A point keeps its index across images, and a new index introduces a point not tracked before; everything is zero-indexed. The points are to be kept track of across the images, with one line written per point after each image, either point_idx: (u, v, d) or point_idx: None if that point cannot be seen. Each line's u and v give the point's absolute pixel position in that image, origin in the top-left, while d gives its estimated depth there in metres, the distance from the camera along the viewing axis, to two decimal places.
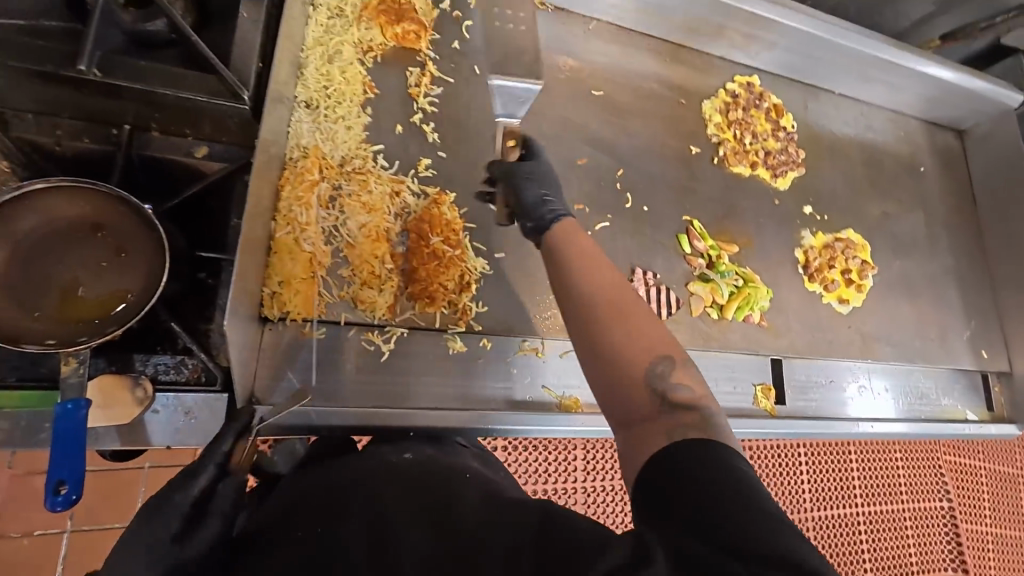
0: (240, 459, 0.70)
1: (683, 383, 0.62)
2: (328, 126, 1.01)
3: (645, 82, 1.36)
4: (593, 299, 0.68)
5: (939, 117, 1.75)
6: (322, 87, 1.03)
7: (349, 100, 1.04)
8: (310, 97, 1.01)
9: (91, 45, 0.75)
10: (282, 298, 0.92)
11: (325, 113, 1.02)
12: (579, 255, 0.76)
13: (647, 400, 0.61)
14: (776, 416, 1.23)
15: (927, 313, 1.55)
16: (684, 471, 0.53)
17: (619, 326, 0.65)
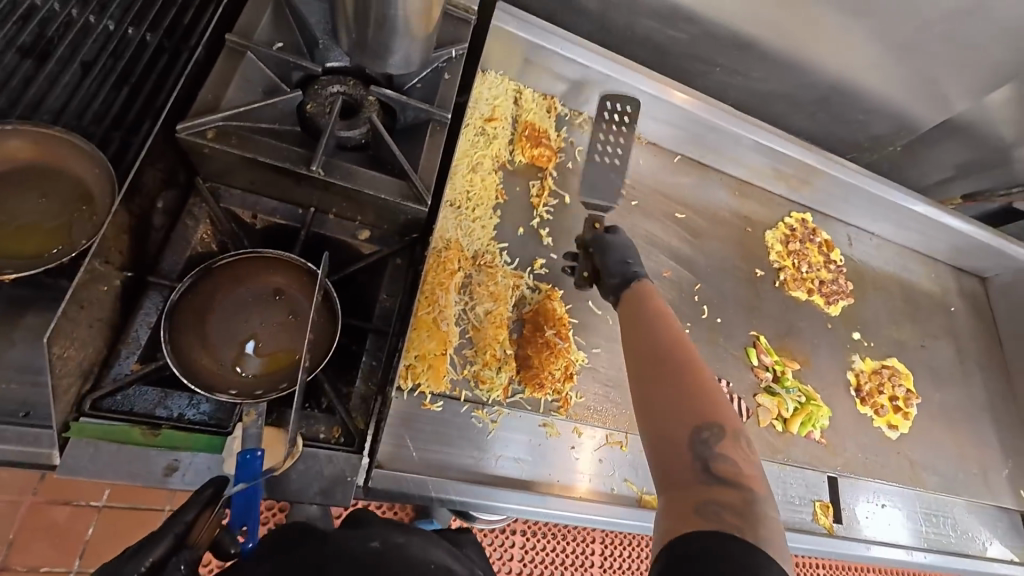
0: (202, 531, 0.74)
1: (726, 454, 0.72)
2: (467, 223, 1.18)
3: (718, 210, 1.56)
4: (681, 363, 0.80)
5: (965, 263, 1.95)
6: (466, 190, 1.21)
7: (485, 204, 1.22)
8: (455, 197, 1.19)
9: (321, 151, 0.92)
10: (416, 370, 1.02)
11: (466, 211, 1.19)
12: (653, 317, 0.91)
13: (693, 467, 0.72)
14: (835, 535, 1.28)
15: (967, 446, 1.63)
16: (712, 562, 0.60)
17: (684, 387, 0.78)
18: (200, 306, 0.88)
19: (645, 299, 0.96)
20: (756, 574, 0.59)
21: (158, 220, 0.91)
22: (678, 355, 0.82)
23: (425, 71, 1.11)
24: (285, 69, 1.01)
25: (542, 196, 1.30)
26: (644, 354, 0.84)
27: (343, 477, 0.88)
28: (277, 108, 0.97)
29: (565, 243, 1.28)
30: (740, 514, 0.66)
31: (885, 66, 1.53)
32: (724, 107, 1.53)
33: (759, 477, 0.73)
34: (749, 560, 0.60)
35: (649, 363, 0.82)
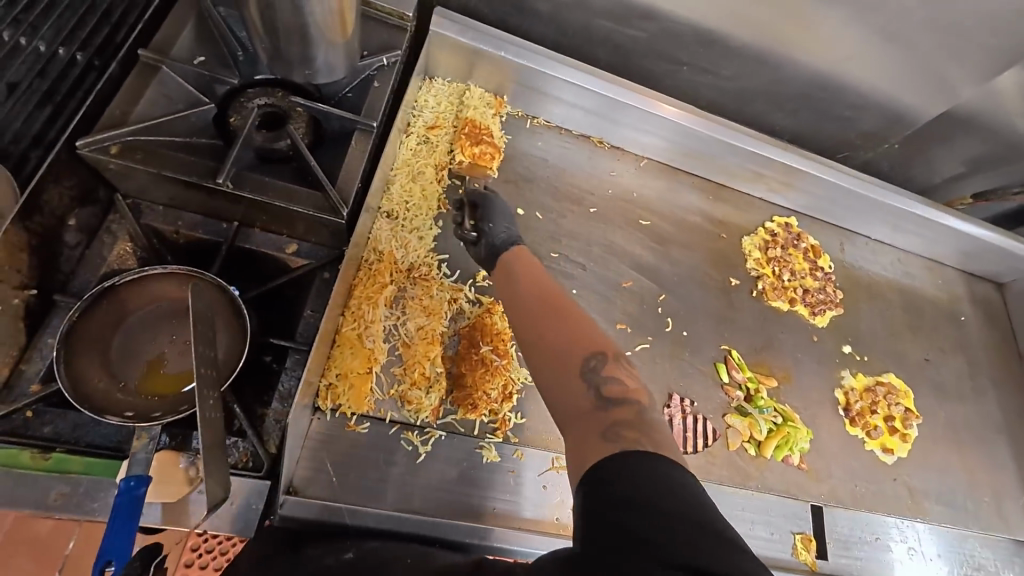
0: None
1: (610, 375, 0.72)
2: (402, 234, 1.13)
3: (688, 216, 1.47)
4: (536, 308, 0.83)
5: (976, 269, 1.79)
6: (404, 201, 1.17)
7: (425, 214, 1.17)
8: (392, 208, 1.15)
9: (230, 163, 0.90)
10: (336, 390, 0.97)
11: (403, 223, 1.15)
12: (523, 270, 0.96)
13: (583, 395, 0.70)
14: (817, 573, 1.14)
15: (980, 471, 1.47)
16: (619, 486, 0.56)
17: (561, 323, 0.80)
18: (102, 325, 0.85)
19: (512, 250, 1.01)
20: (668, 480, 0.56)
21: (69, 237, 0.90)
22: (540, 298, 0.85)
23: (355, 79, 1.08)
24: (206, 82, 0.98)
25: None
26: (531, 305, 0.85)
27: (246, 505, 0.85)
28: (193, 121, 0.95)
29: None
30: (638, 423, 0.66)
31: (869, 57, 1.42)
32: (693, 108, 1.44)
33: (645, 391, 0.74)
34: (656, 470, 0.57)
35: (522, 319, 0.83)
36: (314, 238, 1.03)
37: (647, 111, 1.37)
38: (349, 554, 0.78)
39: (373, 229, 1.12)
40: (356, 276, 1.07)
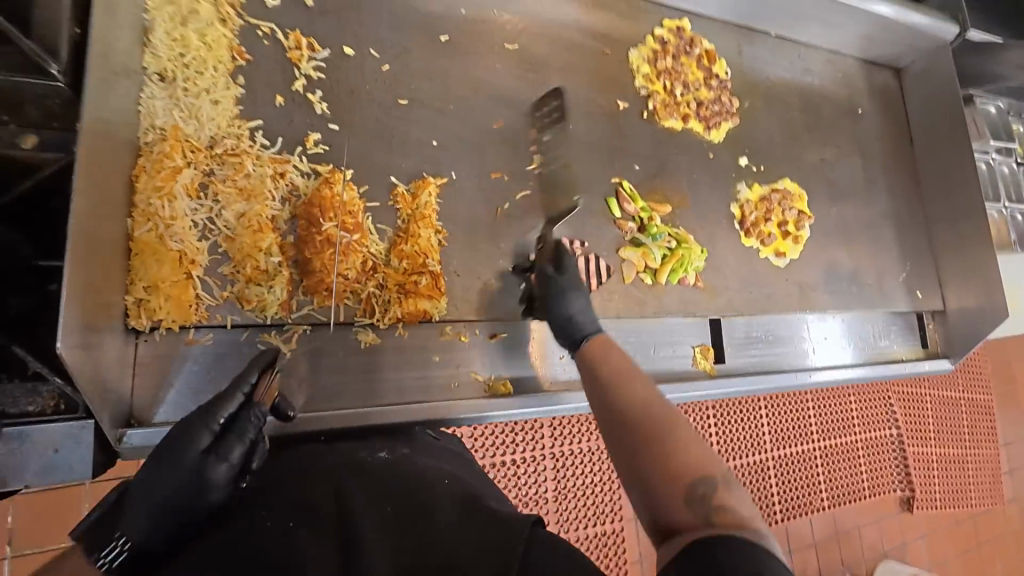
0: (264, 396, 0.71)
1: (723, 503, 0.60)
2: (188, 102, 0.88)
3: (565, 31, 1.24)
4: (641, 423, 0.69)
5: (876, 54, 1.69)
6: (177, 56, 0.88)
7: (214, 71, 0.90)
8: (162, 68, 0.87)
9: None
10: (150, 305, 0.81)
11: (184, 86, 0.88)
12: (620, 372, 0.78)
13: (671, 494, 0.62)
14: (715, 376, 1.22)
15: (864, 258, 1.55)
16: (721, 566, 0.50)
17: (650, 445, 0.67)
18: None
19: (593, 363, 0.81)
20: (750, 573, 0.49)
21: None
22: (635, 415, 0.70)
23: None
24: None
25: (303, 48, 0.98)
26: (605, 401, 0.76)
27: (69, 456, 0.72)
28: None
29: (348, 108, 1.00)
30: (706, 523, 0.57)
31: None
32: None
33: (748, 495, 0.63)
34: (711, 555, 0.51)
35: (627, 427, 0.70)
36: (56, 123, 0.77)
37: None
38: (382, 455, 0.71)
39: (142, 100, 0.85)
40: (136, 165, 0.83)
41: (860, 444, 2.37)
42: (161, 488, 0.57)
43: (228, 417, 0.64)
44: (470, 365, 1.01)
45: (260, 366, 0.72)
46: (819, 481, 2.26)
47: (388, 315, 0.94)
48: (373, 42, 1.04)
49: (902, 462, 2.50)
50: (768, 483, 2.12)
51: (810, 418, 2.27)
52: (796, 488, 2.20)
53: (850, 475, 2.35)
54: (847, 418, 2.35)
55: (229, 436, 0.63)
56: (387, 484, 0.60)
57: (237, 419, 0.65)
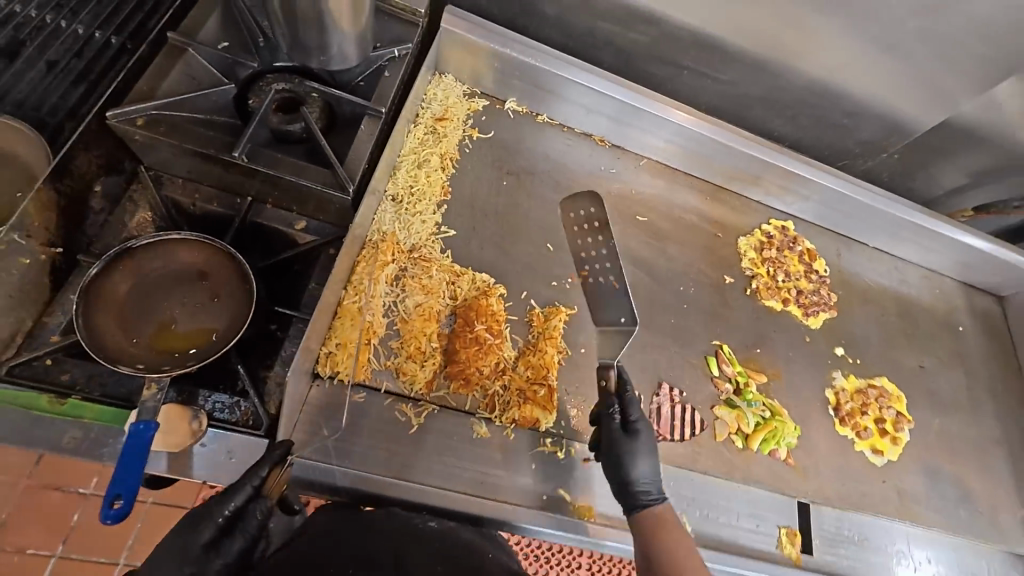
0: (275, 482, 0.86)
1: None
2: (406, 218, 1.18)
3: (686, 214, 1.51)
4: (669, 560, 0.84)
5: (977, 280, 1.79)
6: (408, 185, 1.22)
7: (429, 200, 1.23)
8: (396, 192, 1.20)
9: (246, 139, 0.96)
10: (335, 358, 1.02)
11: (407, 206, 1.20)
12: (666, 525, 0.91)
13: None
14: (801, 567, 1.15)
15: (974, 481, 1.47)
16: None
17: (700, 570, 0.83)
18: (121, 285, 0.90)
19: (664, 525, 0.91)
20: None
21: (95, 203, 0.97)
22: (671, 568, 0.83)
23: (368, 69, 1.15)
24: (228, 65, 1.05)
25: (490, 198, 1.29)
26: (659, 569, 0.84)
27: (244, 459, 0.90)
28: (214, 100, 1.01)
29: (510, 242, 1.27)
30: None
31: (865, 66, 1.45)
32: (675, 102, 1.45)
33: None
34: None
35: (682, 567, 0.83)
36: (322, 216, 1.10)
37: (616, 99, 1.40)
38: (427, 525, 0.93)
39: (378, 212, 1.16)
40: (360, 253, 1.11)
41: None
42: (165, 574, 0.75)
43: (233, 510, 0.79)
44: (562, 482, 1.05)
45: (272, 460, 0.83)
46: None
47: (506, 414, 1.07)
48: (539, 200, 1.36)
49: None
50: None
51: None
52: None
53: None
54: None
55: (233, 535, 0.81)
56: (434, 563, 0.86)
57: (246, 508, 0.82)
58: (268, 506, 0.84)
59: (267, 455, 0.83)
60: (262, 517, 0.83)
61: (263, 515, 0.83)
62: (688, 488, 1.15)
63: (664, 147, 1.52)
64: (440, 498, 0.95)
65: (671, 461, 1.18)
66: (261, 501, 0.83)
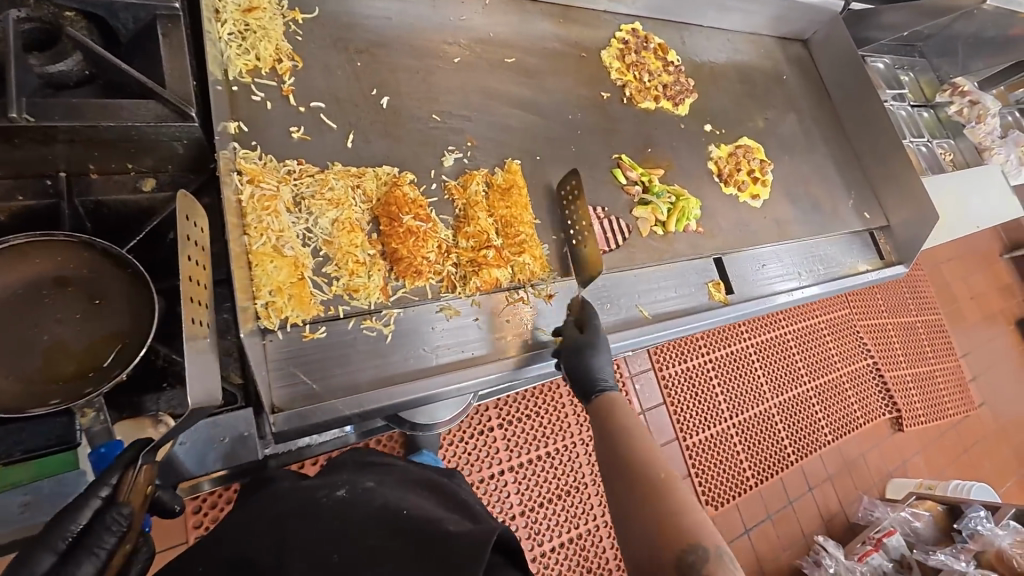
0: (136, 489, 0.65)
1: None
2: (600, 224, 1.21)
3: (548, 43, 1.48)
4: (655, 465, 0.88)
5: (787, 31, 2.05)
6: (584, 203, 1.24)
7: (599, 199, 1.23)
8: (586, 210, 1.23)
9: (16, 90, 0.72)
10: (277, 305, 0.93)
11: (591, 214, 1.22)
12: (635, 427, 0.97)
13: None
14: (729, 303, 1.44)
15: (820, 192, 1.85)
16: None
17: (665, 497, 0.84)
18: None
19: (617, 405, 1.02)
20: None
21: None
22: (647, 463, 0.89)
23: None
24: None
25: (368, 93, 1.17)
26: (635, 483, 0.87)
27: (240, 434, 0.85)
28: None
29: (395, 124, 1.17)
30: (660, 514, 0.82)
31: None
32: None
33: None
34: None
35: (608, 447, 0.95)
36: (173, 165, 0.90)
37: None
38: (342, 492, 0.85)
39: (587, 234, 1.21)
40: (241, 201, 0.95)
41: (828, 361, 2.96)
42: None
43: (86, 526, 0.61)
44: (536, 322, 1.17)
45: (126, 460, 0.65)
46: (813, 401, 2.82)
47: (468, 285, 1.10)
48: (399, 70, 1.23)
49: (882, 384, 3.10)
50: (772, 416, 2.67)
51: (793, 356, 2.86)
52: (794, 415, 2.74)
53: (827, 387, 2.90)
54: (808, 349, 2.92)
55: (76, 554, 0.59)
56: (362, 538, 0.74)
57: (100, 520, 0.61)
58: (129, 517, 0.62)
59: (117, 459, 0.65)
60: (121, 532, 0.61)
61: (127, 528, 0.62)
62: (632, 284, 1.34)
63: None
64: (438, 383, 1.01)
65: (616, 267, 1.33)
66: (118, 509, 0.62)
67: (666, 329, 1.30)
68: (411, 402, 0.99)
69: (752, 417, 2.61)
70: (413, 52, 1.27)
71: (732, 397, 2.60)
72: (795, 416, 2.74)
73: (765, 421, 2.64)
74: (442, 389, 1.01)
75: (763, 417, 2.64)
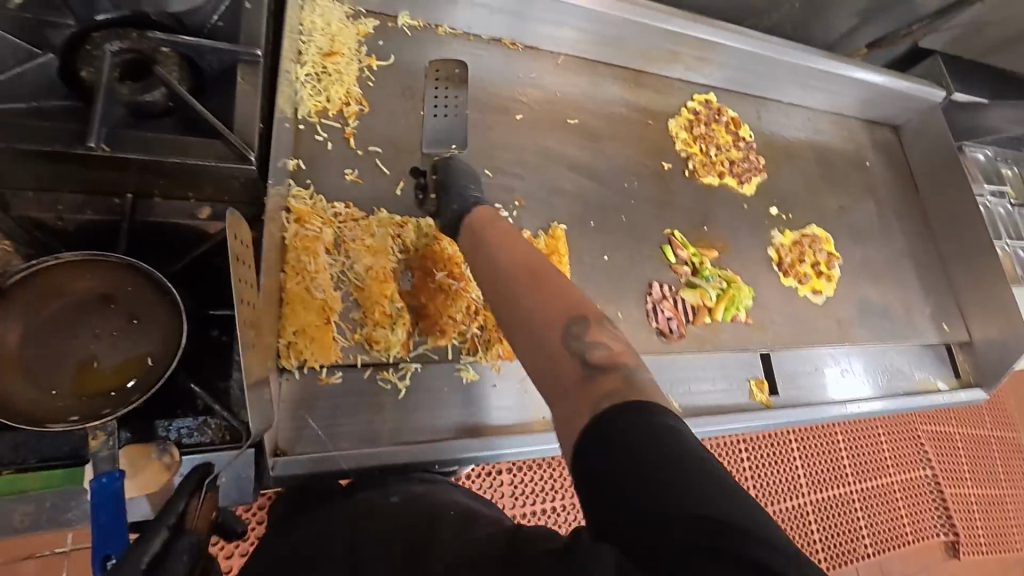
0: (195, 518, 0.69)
1: None
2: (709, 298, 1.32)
3: (615, 107, 1.45)
4: None
5: (876, 115, 1.92)
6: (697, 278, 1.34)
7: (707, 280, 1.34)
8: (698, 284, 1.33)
9: (98, 121, 0.77)
10: (298, 347, 0.93)
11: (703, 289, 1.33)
12: None
13: None
14: (771, 406, 1.32)
15: (892, 294, 1.69)
16: (615, 441, 0.55)
17: None
18: (9, 338, 0.76)
19: None
20: (658, 429, 0.55)
21: None
22: None
23: (221, 3, 0.93)
24: (37, 32, 0.83)
25: (427, 142, 1.19)
26: None
27: (237, 474, 0.85)
28: (32, 80, 0.80)
29: None
30: (627, 392, 0.62)
31: None
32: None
33: None
34: (651, 419, 0.57)
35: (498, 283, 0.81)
36: (229, 196, 0.93)
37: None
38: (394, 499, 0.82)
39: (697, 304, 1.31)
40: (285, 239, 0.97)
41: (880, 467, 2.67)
42: None
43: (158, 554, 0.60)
44: None
45: (189, 488, 0.69)
46: (857, 510, 2.54)
47: (490, 351, 1.07)
48: (460, 122, 1.24)
49: (941, 504, 2.75)
50: (807, 518, 2.42)
51: (841, 455, 2.60)
52: (832, 521, 2.47)
53: (876, 497, 2.61)
54: (858, 449, 2.65)
55: None
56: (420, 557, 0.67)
57: (173, 546, 0.62)
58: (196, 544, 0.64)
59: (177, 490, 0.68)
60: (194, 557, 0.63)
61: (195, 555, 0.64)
62: (663, 369, 1.24)
63: (574, 37, 1.40)
64: (491, 445, 0.99)
65: (653, 351, 1.24)
66: (190, 537, 0.64)
67: (695, 426, 1.19)
68: (466, 457, 0.98)
69: (784, 515, 2.37)
70: (478, 104, 1.28)
71: (765, 489, 2.38)
72: (834, 523, 2.47)
73: (799, 522, 2.39)
74: (495, 450, 1.00)
75: (797, 517, 2.39)
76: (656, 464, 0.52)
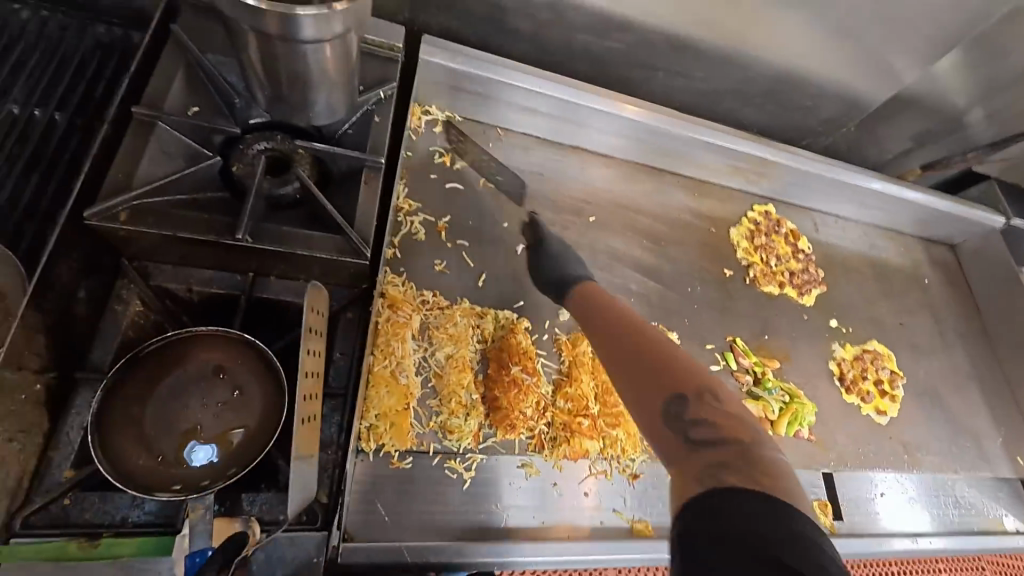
0: None
1: (700, 418, 0.70)
2: (774, 407, 1.32)
3: (679, 214, 1.54)
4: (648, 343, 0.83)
5: (931, 235, 1.96)
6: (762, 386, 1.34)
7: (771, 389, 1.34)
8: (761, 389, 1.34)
9: (248, 218, 0.88)
10: (377, 430, 0.97)
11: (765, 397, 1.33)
12: (603, 316, 0.94)
13: (671, 441, 0.69)
14: (837, 534, 1.25)
15: (962, 420, 1.61)
16: (723, 513, 0.56)
17: (660, 383, 0.76)
18: (128, 405, 0.82)
19: (589, 295, 1.03)
20: (797, 533, 0.54)
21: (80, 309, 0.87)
22: (634, 324, 0.88)
23: (355, 115, 1.07)
24: (204, 133, 0.95)
25: (508, 239, 1.28)
26: (629, 352, 0.83)
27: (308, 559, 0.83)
28: (195, 177, 0.92)
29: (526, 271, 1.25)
30: (736, 461, 0.64)
31: (824, 49, 1.53)
32: (621, 96, 1.43)
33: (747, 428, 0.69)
34: (783, 521, 0.55)
35: (604, 336, 0.89)
36: (334, 281, 0.99)
37: (559, 98, 1.35)
38: None
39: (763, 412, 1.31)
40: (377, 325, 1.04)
41: None
42: None
43: None
44: (614, 503, 1.10)
45: None
46: None
47: (555, 450, 1.07)
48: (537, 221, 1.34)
49: None
50: None
51: None
52: None
53: None
54: None
55: None
56: None
57: None
58: None
59: None
60: None
61: None
62: None
63: (625, 145, 1.50)
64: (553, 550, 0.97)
65: None
66: None
67: None
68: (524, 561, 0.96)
69: None
70: (556, 206, 1.38)
71: None
72: None
73: None
74: (554, 555, 0.97)
75: None
76: (716, 520, 0.56)
